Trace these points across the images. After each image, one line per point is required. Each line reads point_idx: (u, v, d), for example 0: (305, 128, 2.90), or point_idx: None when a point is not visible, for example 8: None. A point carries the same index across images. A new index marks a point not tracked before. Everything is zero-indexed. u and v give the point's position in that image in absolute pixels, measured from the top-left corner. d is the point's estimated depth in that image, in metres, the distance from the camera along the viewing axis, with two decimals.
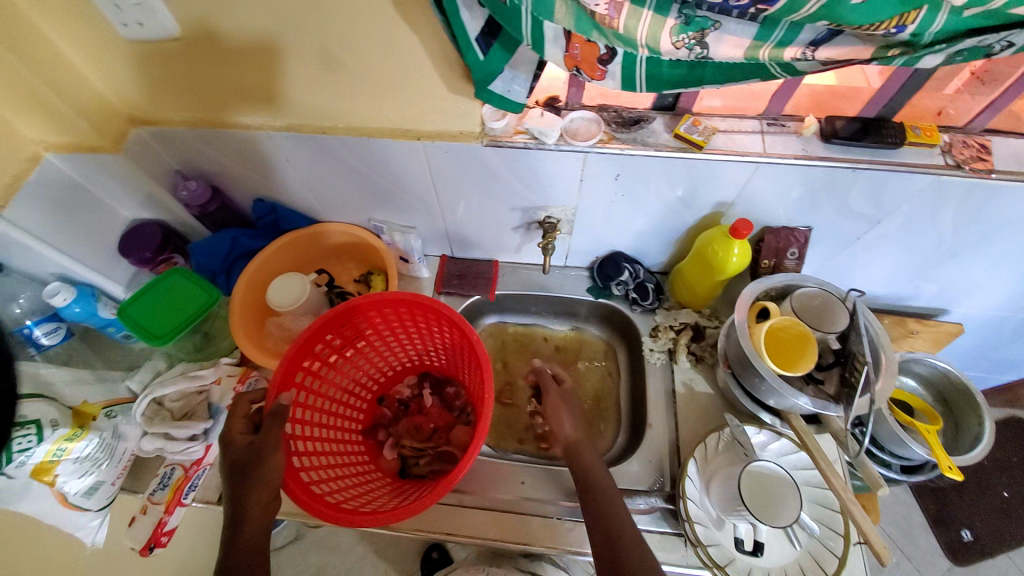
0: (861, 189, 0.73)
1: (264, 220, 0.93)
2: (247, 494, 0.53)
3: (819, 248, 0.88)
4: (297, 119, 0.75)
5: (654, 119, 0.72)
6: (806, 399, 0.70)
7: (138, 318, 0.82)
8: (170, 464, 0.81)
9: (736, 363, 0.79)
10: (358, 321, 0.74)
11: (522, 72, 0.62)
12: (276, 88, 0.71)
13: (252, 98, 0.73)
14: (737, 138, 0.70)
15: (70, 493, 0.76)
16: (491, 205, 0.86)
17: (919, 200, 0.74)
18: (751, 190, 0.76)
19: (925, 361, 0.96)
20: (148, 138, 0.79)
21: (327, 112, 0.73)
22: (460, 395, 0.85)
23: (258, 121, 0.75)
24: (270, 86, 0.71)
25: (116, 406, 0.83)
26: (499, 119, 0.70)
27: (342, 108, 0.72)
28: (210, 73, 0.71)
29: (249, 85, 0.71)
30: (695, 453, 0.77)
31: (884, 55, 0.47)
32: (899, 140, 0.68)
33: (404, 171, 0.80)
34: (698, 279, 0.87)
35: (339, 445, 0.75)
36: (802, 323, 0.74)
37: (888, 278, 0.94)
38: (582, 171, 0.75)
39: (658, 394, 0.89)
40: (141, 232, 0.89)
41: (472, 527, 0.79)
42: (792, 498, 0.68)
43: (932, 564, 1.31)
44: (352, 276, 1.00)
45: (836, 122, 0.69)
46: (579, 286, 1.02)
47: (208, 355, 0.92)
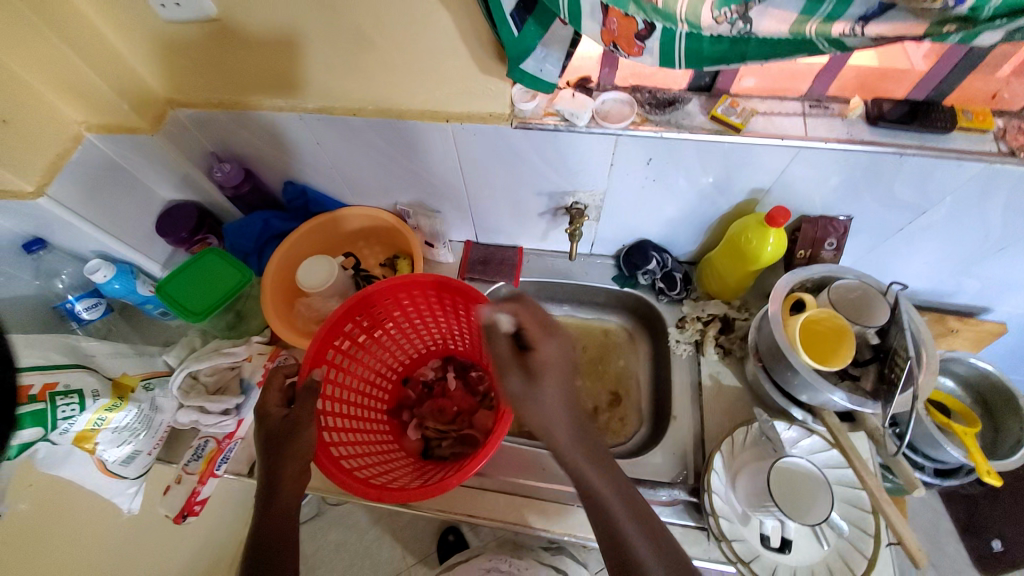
0: (906, 176, 0.69)
1: (295, 202, 0.95)
2: (279, 466, 0.54)
3: (858, 239, 0.84)
4: (323, 102, 0.75)
5: (689, 100, 0.69)
6: (842, 394, 0.68)
7: (175, 295, 0.85)
8: (204, 436, 0.83)
9: (767, 356, 0.76)
10: (388, 302, 0.74)
11: (555, 50, 0.60)
12: (303, 72, 0.72)
13: (283, 80, 0.73)
14: (777, 121, 0.68)
15: (110, 460, 0.79)
16: (517, 190, 0.85)
17: (968, 190, 0.69)
18: (790, 176, 0.73)
19: (965, 362, 0.91)
20: (185, 120, 0.82)
21: (355, 96, 0.73)
22: (483, 379, 0.85)
23: (286, 104, 0.76)
24: (298, 70, 0.71)
25: (154, 379, 0.85)
26: (529, 100, 0.69)
27: (370, 91, 0.72)
28: (240, 57, 0.72)
29: (278, 69, 0.72)
30: (722, 446, 0.76)
31: (940, 30, 0.43)
32: (949, 124, 0.64)
33: (430, 154, 0.80)
34: (729, 269, 0.85)
35: (366, 423, 0.77)
36: (839, 316, 0.71)
37: (930, 273, 0.90)
38: (613, 155, 0.73)
39: (683, 385, 0.88)
40: (176, 213, 0.91)
41: (493, 510, 0.80)
42: (823, 496, 0.66)
43: (960, 574, 1.26)
44: (379, 260, 1.01)
45: (884, 105, 0.66)
46: (604, 275, 1.01)
47: (239, 333, 0.94)
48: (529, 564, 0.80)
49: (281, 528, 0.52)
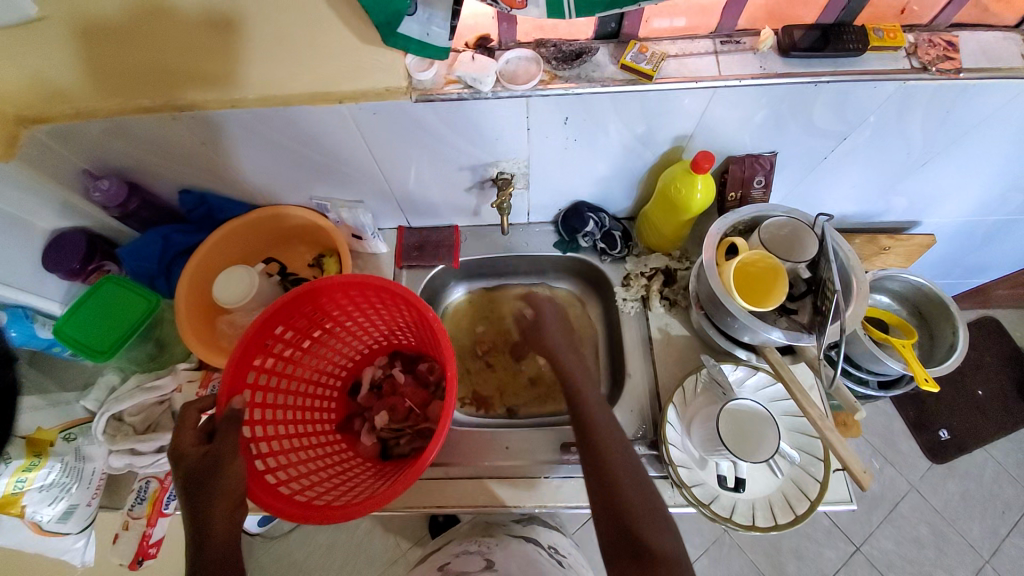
0: (824, 105, 0.68)
1: (197, 212, 0.86)
2: (207, 509, 0.50)
3: (786, 173, 0.84)
4: (254, 96, 0.65)
5: (597, 50, 0.65)
6: (778, 332, 0.69)
7: (77, 335, 0.76)
8: (144, 477, 0.78)
9: (708, 304, 0.77)
10: (309, 310, 0.69)
11: (438, 10, 0.58)
12: (231, 64, 0.64)
13: (146, 77, 0.64)
14: (691, 62, 0.64)
15: (45, 521, 0.73)
16: (438, 168, 0.79)
17: (886, 110, 0.69)
18: (709, 119, 0.70)
19: (899, 277, 0.96)
20: (45, 139, 0.69)
21: (281, 83, 0.64)
22: (434, 370, 0.82)
23: (212, 103, 0.65)
24: (225, 63, 0.64)
25: (75, 427, 0.76)
26: (427, 69, 0.62)
27: (297, 75, 0.64)
28: (153, 57, 0.64)
29: (201, 64, 0.64)
30: (673, 399, 0.77)
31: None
32: (860, 46, 0.63)
33: (335, 140, 0.73)
34: (665, 222, 0.83)
35: (312, 437, 0.73)
36: (772, 256, 0.71)
37: (856, 197, 0.92)
38: (528, 119, 0.69)
39: (634, 342, 0.88)
40: (62, 243, 0.81)
41: (461, 497, 0.79)
42: (770, 434, 0.68)
43: (913, 466, 1.37)
44: (307, 261, 0.94)
45: (795, 32, 0.63)
46: (546, 243, 0.98)
47: (163, 363, 0.87)
48: (499, 540, 0.79)
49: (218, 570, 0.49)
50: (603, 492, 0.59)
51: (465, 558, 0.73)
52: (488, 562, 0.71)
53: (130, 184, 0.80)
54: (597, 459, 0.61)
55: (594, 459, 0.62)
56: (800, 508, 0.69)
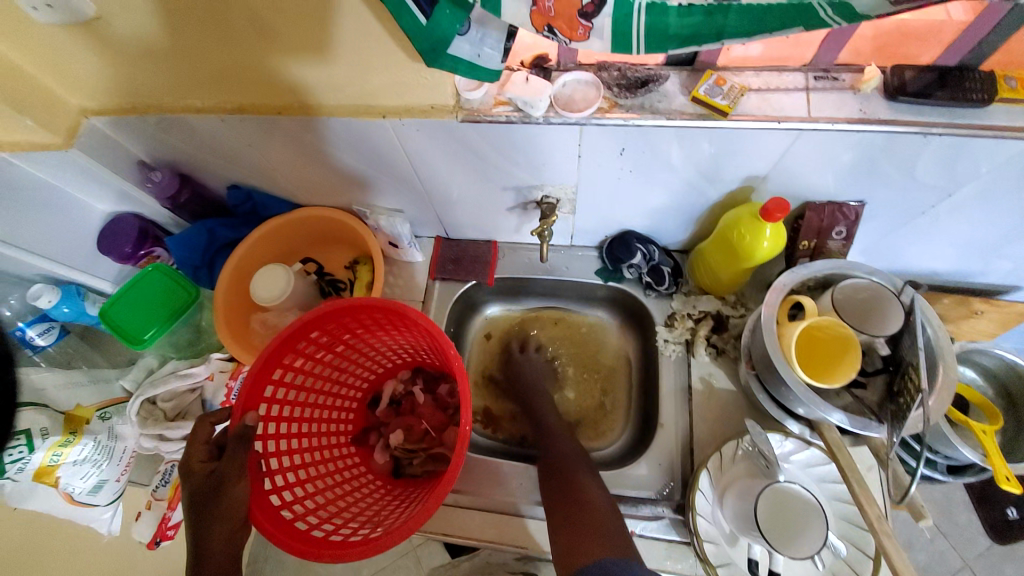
0: (932, 157, 0.57)
1: (242, 207, 0.86)
2: (207, 530, 0.50)
3: (872, 224, 0.73)
4: (347, 78, 0.60)
5: (666, 78, 0.58)
6: (842, 414, 0.60)
7: (122, 320, 0.79)
8: (171, 461, 0.81)
9: (760, 365, 0.68)
10: (332, 327, 0.67)
11: (493, 30, 0.49)
12: (325, 38, 0.55)
13: (200, 78, 0.63)
14: (774, 98, 0.56)
15: (76, 492, 0.76)
16: (480, 185, 0.75)
17: (1009, 169, 0.58)
18: (790, 161, 0.62)
19: (990, 353, 0.84)
20: (105, 128, 0.71)
21: (361, 75, 0.59)
22: (455, 394, 0.79)
23: (309, 74, 0.60)
24: (318, 36, 0.55)
25: (111, 407, 0.81)
26: (476, 89, 0.58)
27: (379, 69, 0.58)
28: (226, 45, 0.58)
29: (290, 31, 0.55)
30: (708, 463, 0.70)
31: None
32: (987, 98, 0.52)
33: (377, 151, 0.71)
34: (722, 265, 0.75)
35: (326, 451, 0.73)
36: (845, 324, 0.62)
37: (952, 256, 0.79)
38: (581, 146, 0.63)
39: (671, 389, 0.81)
40: (118, 227, 0.85)
41: (469, 529, 0.77)
42: (816, 524, 0.60)
43: (970, 542, 1.22)
44: (344, 262, 0.94)
45: (907, 73, 0.54)
46: (587, 269, 0.92)
47: (200, 350, 0.89)
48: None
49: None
50: (566, 500, 0.67)
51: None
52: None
53: (183, 176, 0.82)
54: (562, 475, 0.72)
55: (561, 478, 0.71)
56: None
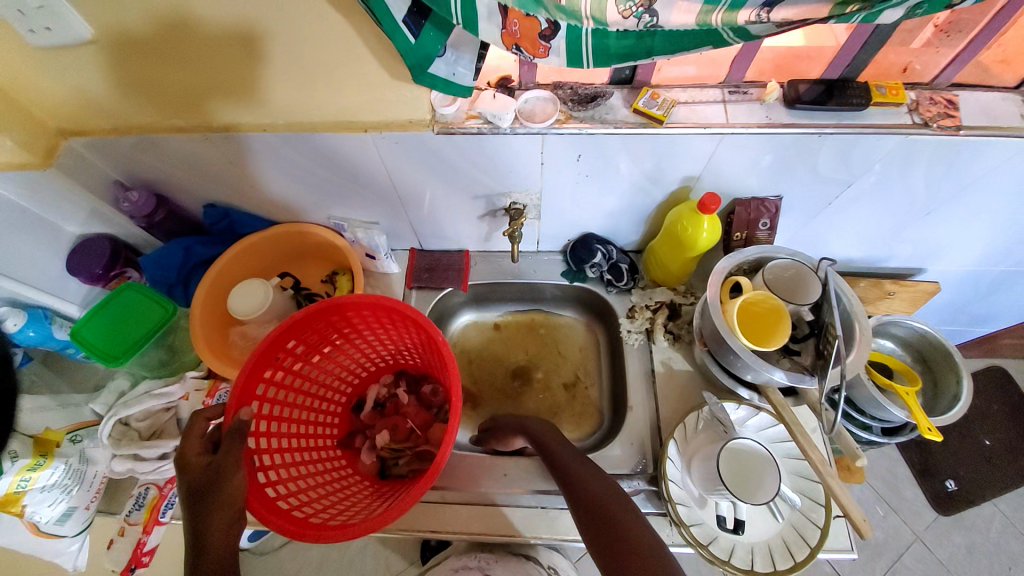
0: (828, 154, 0.71)
1: (219, 225, 0.89)
2: (205, 519, 0.50)
3: (792, 215, 0.86)
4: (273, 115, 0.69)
5: (611, 94, 0.68)
6: (781, 372, 0.69)
7: (92, 339, 0.78)
8: (144, 484, 0.79)
9: (711, 341, 0.77)
10: (321, 327, 0.70)
11: (466, 52, 0.58)
12: (252, 80, 0.64)
13: (154, 104, 0.68)
14: (699, 109, 0.68)
15: (42, 521, 0.73)
16: (453, 194, 0.82)
17: (890, 160, 0.72)
18: (718, 162, 0.73)
19: (903, 323, 0.96)
20: (82, 149, 0.73)
21: (290, 107, 0.68)
22: (437, 392, 0.83)
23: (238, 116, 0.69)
24: (246, 79, 0.64)
25: (82, 430, 0.79)
26: (450, 104, 0.66)
27: (313, 102, 0.67)
28: (163, 75, 0.64)
29: (219, 76, 0.64)
30: (674, 434, 0.77)
31: (842, 11, 0.44)
32: (864, 101, 0.66)
33: (358, 164, 0.76)
34: (671, 257, 0.85)
35: (313, 453, 0.74)
36: (775, 296, 0.72)
37: (860, 242, 0.94)
38: (543, 154, 0.72)
39: (636, 374, 0.89)
40: (88, 248, 0.84)
41: (458, 523, 0.79)
42: (769, 476, 0.68)
43: (918, 514, 1.34)
44: (320, 276, 0.97)
45: (800, 86, 0.67)
46: (554, 271, 1.00)
47: (172, 370, 0.87)
48: (498, 555, 0.84)
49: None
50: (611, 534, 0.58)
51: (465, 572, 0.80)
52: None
53: (159, 195, 0.84)
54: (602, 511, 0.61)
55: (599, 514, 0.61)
56: (801, 555, 0.68)
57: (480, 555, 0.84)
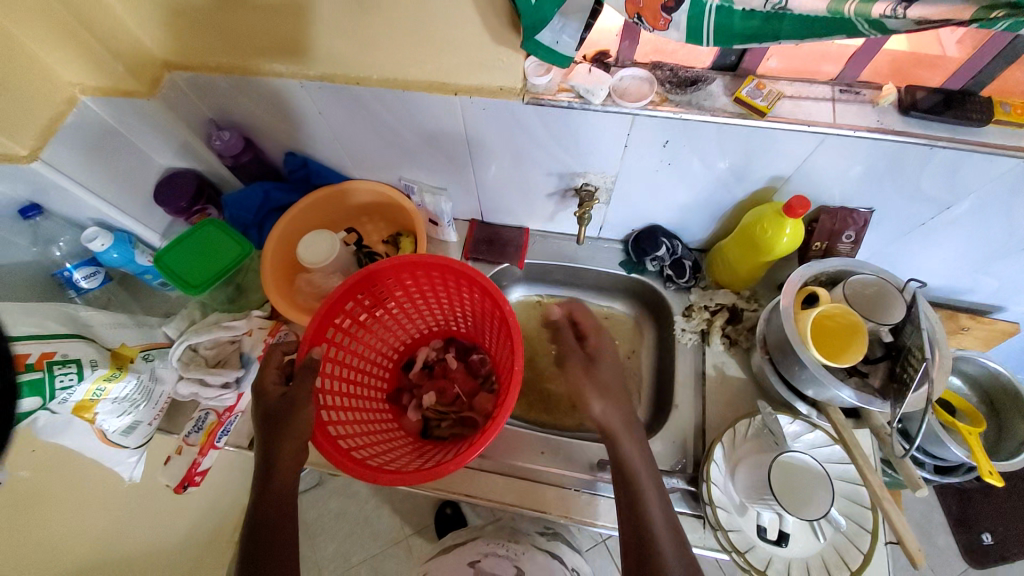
0: (935, 169, 0.66)
1: (296, 173, 0.92)
2: (277, 446, 0.54)
3: (875, 232, 0.81)
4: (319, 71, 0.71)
5: (712, 80, 0.65)
6: (849, 390, 0.66)
7: (173, 265, 0.83)
8: (205, 409, 0.84)
9: (775, 350, 0.75)
10: (390, 282, 0.72)
11: (573, 21, 0.56)
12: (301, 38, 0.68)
13: (235, 43, 0.71)
14: (804, 105, 0.64)
15: (110, 430, 0.79)
16: (526, 168, 0.82)
17: (1000, 185, 0.66)
18: (812, 165, 0.70)
19: (975, 362, 0.89)
20: (182, 83, 0.76)
21: (357, 62, 0.69)
22: (485, 362, 0.84)
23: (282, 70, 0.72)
24: (295, 36, 0.68)
25: (154, 350, 0.84)
26: (544, 74, 0.65)
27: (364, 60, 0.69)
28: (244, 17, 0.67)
29: (279, 35, 0.69)
30: (722, 438, 0.75)
31: (986, 17, 0.41)
32: (986, 117, 0.60)
33: (437, 127, 0.77)
34: (741, 259, 0.82)
35: (365, 402, 0.76)
36: (853, 312, 0.69)
37: (944, 271, 0.88)
38: (628, 136, 0.70)
39: (685, 374, 0.87)
40: (175, 181, 0.89)
41: (490, 491, 0.80)
42: (821, 494, 0.65)
43: (948, 564, 1.28)
44: (382, 237, 1.00)
45: (918, 92, 0.62)
46: (611, 260, 0.98)
47: (240, 306, 0.93)
48: (526, 548, 0.81)
49: (282, 500, 0.54)
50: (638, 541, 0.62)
51: (494, 561, 0.77)
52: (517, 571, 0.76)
53: (246, 138, 0.87)
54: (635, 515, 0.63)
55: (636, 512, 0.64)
56: None
57: (508, 545, 0.81)
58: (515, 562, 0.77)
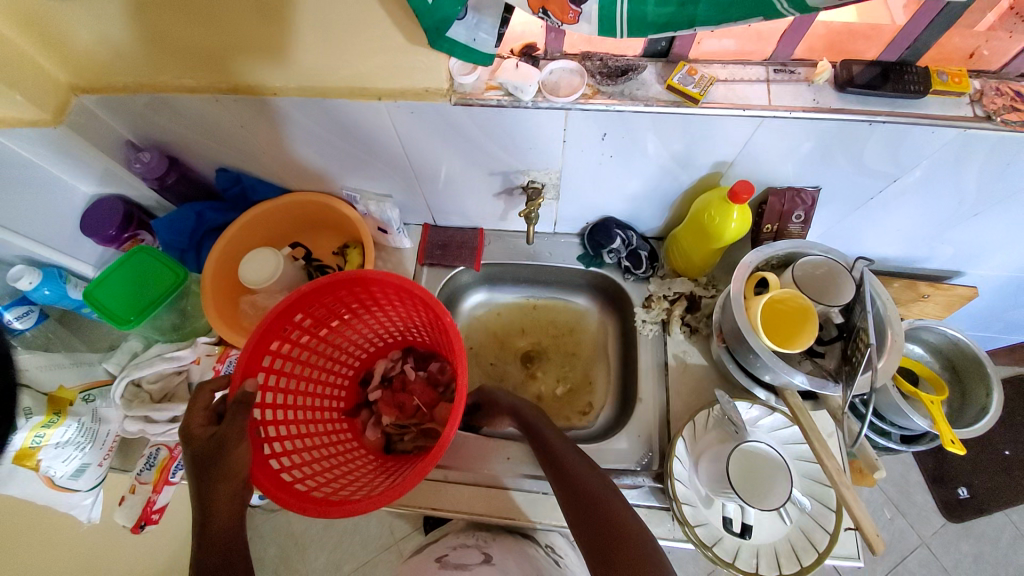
0: (876, 143, 0.65)
1: (231, 190, 0.87)
2: (211, 489, 0.51)
3: (829, 208, 0.81)
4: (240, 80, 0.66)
5: (644, 68, 0.63)
6: (803, 376, 0.66)
7: (104, 300, 0.79)
8: (155, 444, 0.80)
9: (731, 338, 0.74)
10: (330, 301, 0.70)
11: (488, 16, 0.56)
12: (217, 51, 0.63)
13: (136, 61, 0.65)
14: (738, 88, 0.62)
15: (57, 476, 0.76)
16: (468, 168, 0.79)
17: (942, 156, 0.66)
18: (755, 147, 0.68)
19: (935, 330, 0.89)
20: (93, 107, 0.71)
21: (274, 70, 0.64)
22: (445, 371, 0.82)
23: (195, 83, 0.67)
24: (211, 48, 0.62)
25: (94, 389, 0.81)
26: (469, 73, 0.62)
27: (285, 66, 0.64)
28: (162, 30, 0.62)
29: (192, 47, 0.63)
30: (683, 432, 0.74)
31: None
32: (922, 89, 0.59)
33: (366, 133, 0.73)
34: (695, 247, 0.81)
35: (320, 425, 0.74)
36: (803, 295, 0.68)
37: (899, 240, 0.87)
38: (566, 131, 0.67)
39: (649, 365, 0.86)
40: (101, 207, 0.84)
41: (457, 502, 0.78)
42: (780, 485, 0.65)
43: (927, 520, 1.31)
44: (332, 249, 0.95)
45: (853, 67, 0.61)
46: (569, 254, 0.97)
47: (185, 334, 0.88)
48: (495, 534, 0.81)
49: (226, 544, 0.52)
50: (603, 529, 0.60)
51: (462, 551, 0.75)
52: (484, 556, 0.73)
53: (171, 158, 0.82)
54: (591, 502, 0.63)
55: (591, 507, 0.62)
56: (807, 560, 0.66)
57: (477, 535, 0.80)
58: (483, 549, 0.75)
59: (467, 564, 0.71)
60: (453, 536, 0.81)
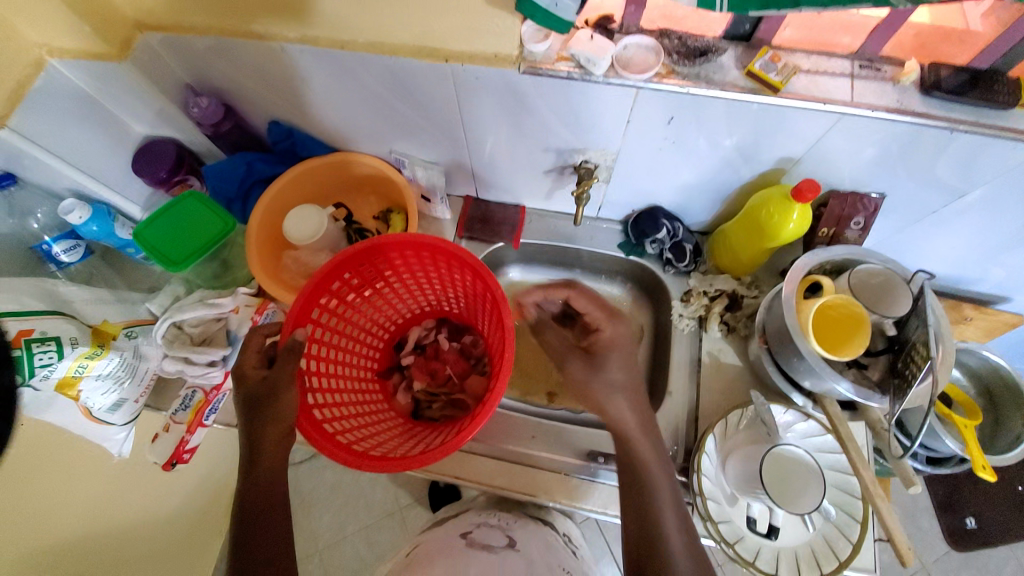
0: (950, 155, 0.62)
1: (281, 144, 0.87)
2: (261, 429, 0.53)
3: (888, 218, 0.78)
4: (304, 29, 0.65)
5: (725, 50, 0.61)
6: (848, 384, 0.64)
7: (154, 240, 0.80)
8: (191, 387, 0.82)
9: (774, 339, 0.73)
10: (379, 262, 0.70)
11: None
12: None
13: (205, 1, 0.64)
14: (822, 81, 0.60)
15: (95, 407, 0.77)
16: (522, 142, 0.77)
17: (1017, 175, 0.63)
18: (825, 146, 0.65)
19: (976, 353, 0.86)
20: (158, 46, 0.71)
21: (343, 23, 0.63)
22: (478, 344, 0.82)
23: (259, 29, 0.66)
24: None
25: (136, 327, 0.82)
26: (541, 41, 0.60)
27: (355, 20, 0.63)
28: None
29: None
30: (714, 429, 0.74)
31: None
32: (1011, 101, 0.56)
33: (424, 96, 0.72)
34: (744, 245, 0.79)
35: (354, 383, 0.75)
36: (857, 303, 0.66)
37: (955, 259, 0.84)
38: (632, 111, 0.65)
39: (681, 360, 0.85)
40: (155, 149, 0.85)
41: (480, 474, 0.79)
42: (815, 484, 0.65)
43: (931, 547, 1.29)
44: (373, 212, 0.95)
45: (942, 71, 0.58)
46: (609, 241, 0.95)
47: (224, 283, 0.90)
48: (517, 517, 0.79)
49: (269, 486, 0.53)
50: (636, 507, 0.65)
51: (487, 530, 0.74)
52: (509, 539, 0.72)
53: (226, 106, 0.82)
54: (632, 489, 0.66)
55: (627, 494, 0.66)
56: (828, 566, 0.66)
57: (499, 515, 0.79)
58: (507, 532, 0.74)
59: (493, 545, 0.70)
60: (473, 514, 0.80)
